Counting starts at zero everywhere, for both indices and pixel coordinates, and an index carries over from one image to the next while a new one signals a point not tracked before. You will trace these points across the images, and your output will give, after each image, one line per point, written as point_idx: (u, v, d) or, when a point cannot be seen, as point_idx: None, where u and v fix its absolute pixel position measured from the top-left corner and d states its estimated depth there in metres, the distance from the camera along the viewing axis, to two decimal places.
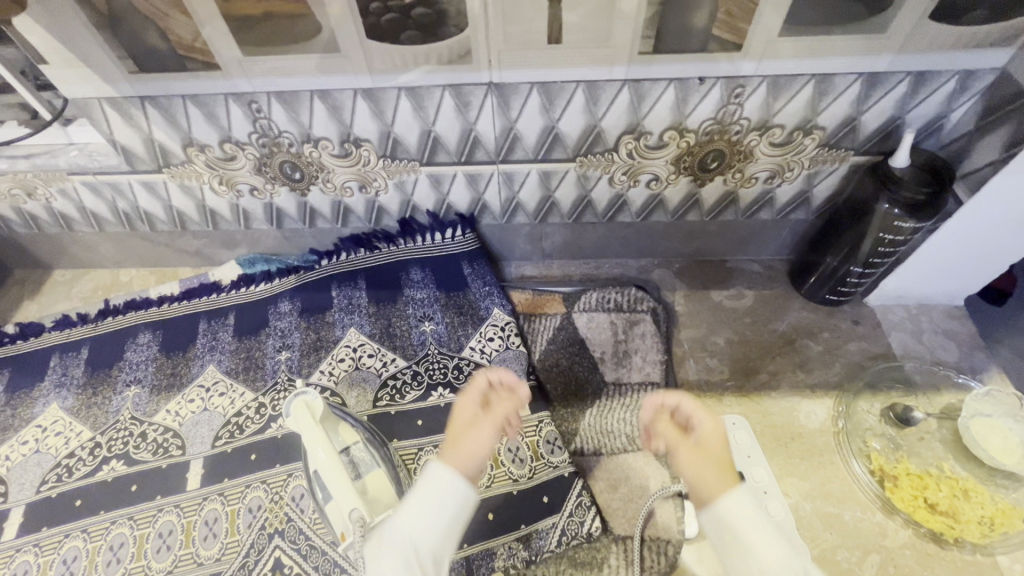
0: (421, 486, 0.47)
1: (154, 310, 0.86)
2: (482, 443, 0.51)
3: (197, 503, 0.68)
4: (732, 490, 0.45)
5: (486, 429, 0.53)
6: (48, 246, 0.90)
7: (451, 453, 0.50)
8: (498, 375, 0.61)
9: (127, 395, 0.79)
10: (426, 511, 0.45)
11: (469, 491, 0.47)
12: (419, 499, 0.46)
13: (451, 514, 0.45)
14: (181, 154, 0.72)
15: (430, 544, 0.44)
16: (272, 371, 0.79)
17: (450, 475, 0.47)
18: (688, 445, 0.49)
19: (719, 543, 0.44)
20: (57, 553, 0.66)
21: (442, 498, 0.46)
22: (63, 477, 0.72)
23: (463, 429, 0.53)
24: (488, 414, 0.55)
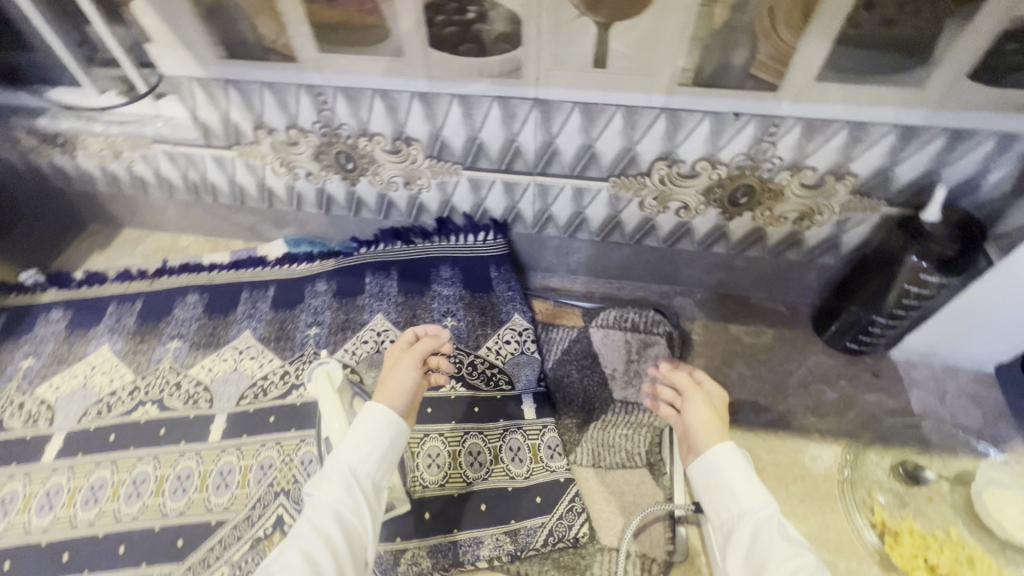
0: (355, 424, 0.58)
1: (205, 275, 0.94)
2: (401, 379, 0.63)
3: (216, 453, 0.73)
4: (723, 445, 0.57)
5: (406, 367, 0.64)
6: (122, 205, 1.00)
7: (380, 395, 0.61)
8: (423, 328, 0.71)
9: (169, 347, 0.86)
10: (361, 443, 0.56)
11: (401, 422, 0.59)
12: (355, 434, 0.57)
13: (387, 443, 0.57)
14: (251, 135, 0.80)
15: (368, 468, 0.55)
16: (301, 343, 0.84)
17: (380, 411, 0.58)
18: (700, 400, 0.62)
19: (699, 481, 0.58)
20: (87, 479, 0.72)
21: (376, 432, 0.57)
22: (103, 412, 0.79)
23: (386, 374, 0.65)
24: (405, 354, 0.66)
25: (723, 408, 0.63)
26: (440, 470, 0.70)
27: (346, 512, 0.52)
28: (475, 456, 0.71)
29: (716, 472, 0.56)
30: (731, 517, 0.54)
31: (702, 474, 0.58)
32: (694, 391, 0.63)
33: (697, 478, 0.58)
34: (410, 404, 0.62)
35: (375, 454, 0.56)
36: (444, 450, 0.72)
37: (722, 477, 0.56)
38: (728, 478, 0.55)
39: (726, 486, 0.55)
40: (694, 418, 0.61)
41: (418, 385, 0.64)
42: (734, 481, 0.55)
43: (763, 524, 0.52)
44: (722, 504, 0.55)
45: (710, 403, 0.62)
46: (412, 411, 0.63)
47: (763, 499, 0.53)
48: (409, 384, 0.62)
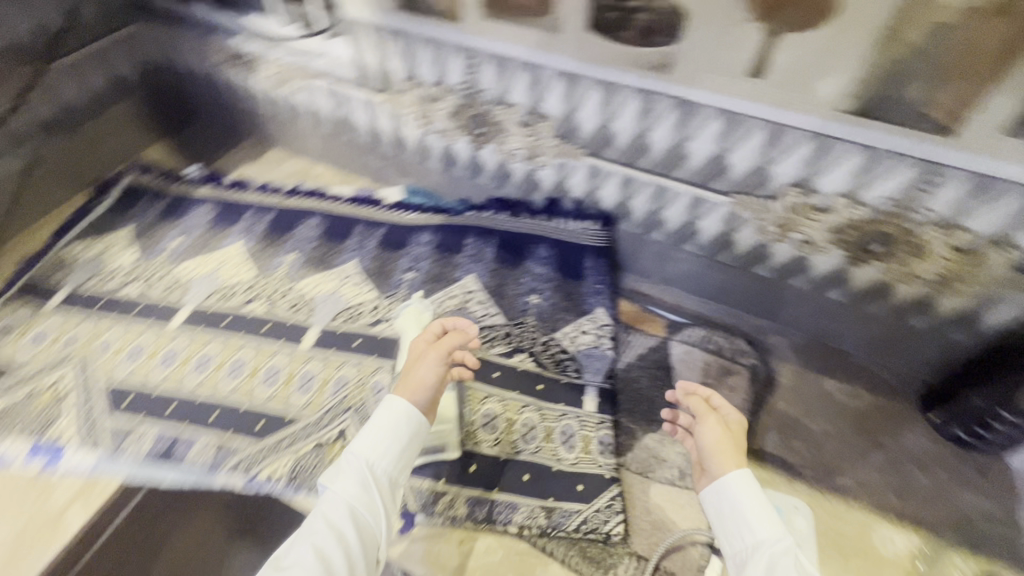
0: (376, 418, 0.63)
1: (330, 204, 1.04)
2: (423, 375, 0.65)
3: (304, 359, 0.81)
4: (736, 472, 0.60)
5: (430, 361, 0.66)
6: (277, 127, 1.11)
7: (403, 387, 0.65)
8: (453, 320, 0.72)
9: (287, 258, 0.96)
10: (382, 444, 0.61)
11: (420, 417, 0.63)
12: (379, 434, 0.62)
13: (405, 440, 0.62)
14: (402, 85, 0.86)
15: (385, 462, 0.60)
16: (396, 283, 0.90)
17: (404, 409, 0.63)
18: (716, 424, 0.64)
19: (714, 508, 0.61)
20: (200, 351, 0.83)
21: (395, 429, 0.62)
22: (224, 299, 0.90)
23: (411, 364, 0.67)
24: (431, 348, 0.68)
25: (740, 432, 0.65)
26: (494, 431, 0.73)
27: (361, 510, 0.57)
28: (529, 429, 0.73)
29: (731, 501, 0.59)
30: (745, 547, 0.56)
31: (715, 502, 0.60)
32: (708, 416, 0.65)
33: (711, 505, 0.61)
34: (432, 400, 0.65)
35: (393, 452, 0.61)
36: (501, 415, 0.74)
37: (737, 505, 0.58)
38: (744, 507, 0.58)
39: (740, 514, 0.58)
40: (708, 444, 0.63)
41: (439, 381, 0.66)
42: (750, 508, 0.58)
43: (776, 553, 0.54)
44: (737, 532, 0.57)
45: (725, 428, 0.65)
46: (435, 404, 0.66)
47: (776, 528, 0.56)
48: (430, 380, 0.65)
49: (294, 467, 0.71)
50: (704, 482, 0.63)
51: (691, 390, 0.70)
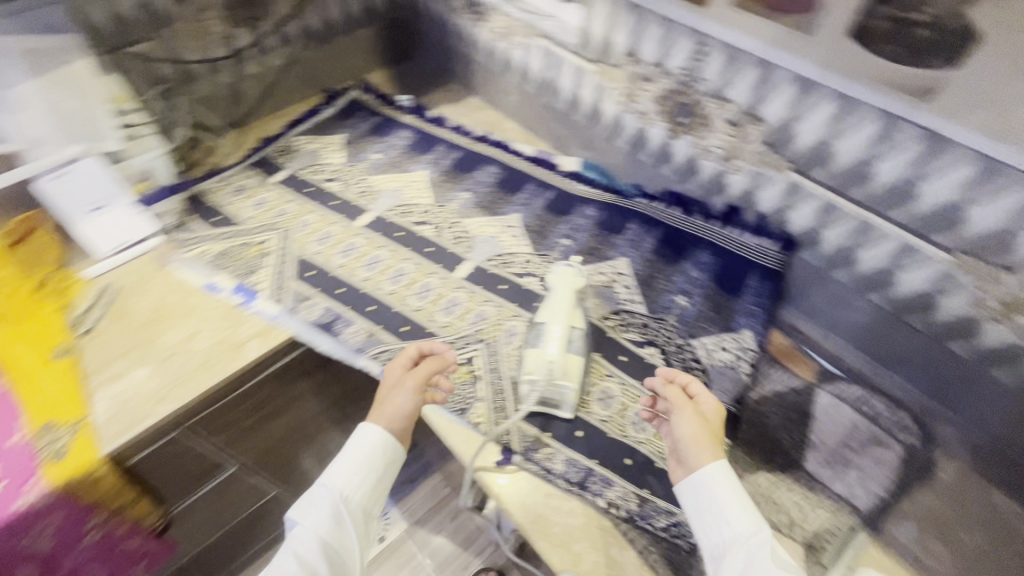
0: (348, 449, 0.67)
1: (510, 158, 1.10)
2: (401, 402, 0.69)
3: (454, 286, 0.88)
4: (715, 462, 0.60)
5: (406, 391, 0.69)
6: (483, 78, 1.19)
7: (379, 416, 0.69)
8: (429, 344, 0.75)
9: (461, 195, 1.03)
10: (353, 475, 0.65)
11: (396, 446, 0.68)
12: (348, 467, 0.66)
13: (380, 470, 0.67)
14: (619, 59, 0.87)
15: (358, 492, 0.65)
16: (551, 245, 0.93)
17: (378, 438, 0.67)
18: (692, 416, 0.64)
19: (688, 499, 0.60)
20: (373, 251, 0.94)
21: (367, 463, 0.66)
22: (401, 214, 1.00)
23: (389, 391, 0.70)
24: (409, 375, 0.71)
25: (717, 422, 0.65)
26: (608, 409, 0.73)
27: (331, 542, 0.62)
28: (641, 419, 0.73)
29: (708, 495, 0.59)
30: (722, 541, 0.57)
31: (690, 494, 0.60)
32: (685, 408, 0.65)
33: (687, 496, 0.60)
34: (407, 429, 0.70)
35: (366, 482, 0.66)
36: (619, 397, 0.75)
37: (714, 497, 0.58)
38: (720, 499, 0.58)
39: (717, 507, 0.58)
40: (684, 434, 0.63)
41: (417, 408, 0.70)
42: (726, 500, 0.58)
43: (754, 546, 0.55)
44: (713, 526, 0.58)
45: (700, 417, 0.64)
46: (411, 428, 0.71)
47: (754, 518, 0.57)
48: (408, 410, 0.68)
49: None
50: (680, 472, 0.63)
51: (670, 379, 0.69)
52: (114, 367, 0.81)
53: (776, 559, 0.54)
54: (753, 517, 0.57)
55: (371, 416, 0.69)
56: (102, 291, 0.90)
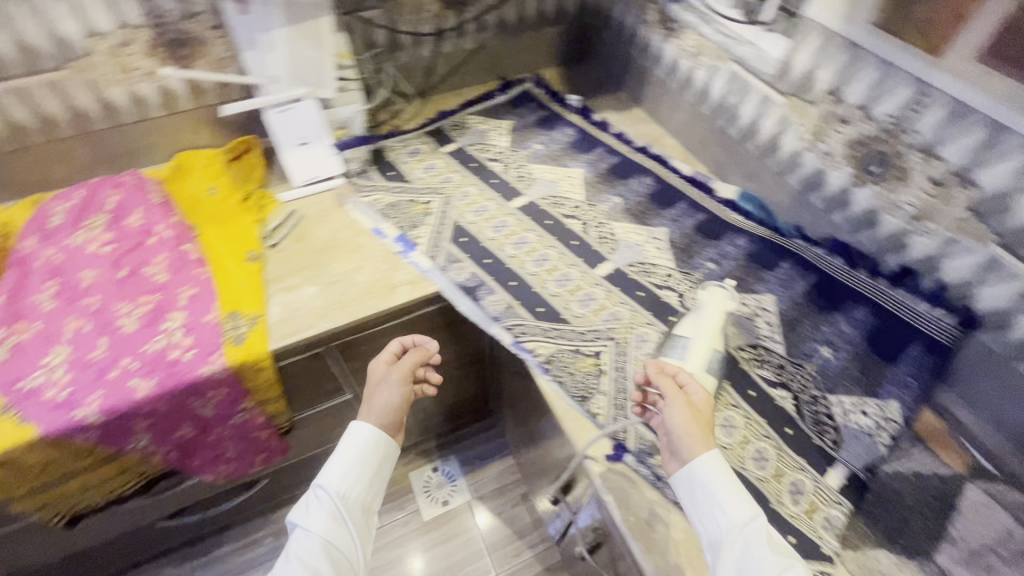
0: (340, 450, 0.75)
1: (667, 173, 1.10)
2: (388, 393, 0.79)
3: (593, 282, 0.91)
4: (706, 452, 0.61)
5: (391, 384, 0.80)
6: (654, 91, 1.21)
7: (368, 412, 0.78)
8: (407, 340, 0.86)
9: (612, 199, 1.05)
10: (345, 474, 0.73)
11: (386, 444, 0.76)
12: (340, 468, 0.73)
13: (373, 468, 0.75)
14: (817, 96, 0.85)
15: (354, 490, 0.73)
16: (695, 265, 0.93)
17: (369, 438, 0.75)
18: (682, 407, 0.63)
19: (683, 491, 0.61)
20: (523, 232, 0.99)
21: (359, 463, 0.74)
22: (553, 204, 1.04)
23: (376, 386, 0.81)
24: (393, 370, 0.81)
25: (707, 410, 0.65)
26: (729, 437, 0.73)
27: (333, 534, 0.69)
28: (762, 457, 0.71)
29: (702, 485, 0.60)
30: (719, 531, 0.58)
31: (683, 483, 0.61)
32: (676, 398, 0.64)
33: (681, 486, 0.61)
34: (396, 419, 0.79)
35: (360, 480, 0.73)
36: (742, 429, 0.73)
37: (710, 487, 0.59)
38: (716, 490, 0.59)
39: (711, 497, 0.59)
40: (674, 425, 0.63)
41: (403, 399, 0.80)
42: (722, 488, 0.59)
43: (750, 535, 0.56)
44: (710, 518, 0.59)
45: (689, 408, 0.64)
46: (401, 421, 0.80)
47: (751, 507, 0.58)
48: (394, 401, 0.78)
49: (552, 354, 0.81)
50: (675, 464, 0.62)
51: (660, 369, 0.68)
52: (289, 280, 0.93)
53: (772, 548, 0.54)
54: (747, 505, 0.58)
55: (360, 416, 0.78)
56: (290, 215, 1.02)
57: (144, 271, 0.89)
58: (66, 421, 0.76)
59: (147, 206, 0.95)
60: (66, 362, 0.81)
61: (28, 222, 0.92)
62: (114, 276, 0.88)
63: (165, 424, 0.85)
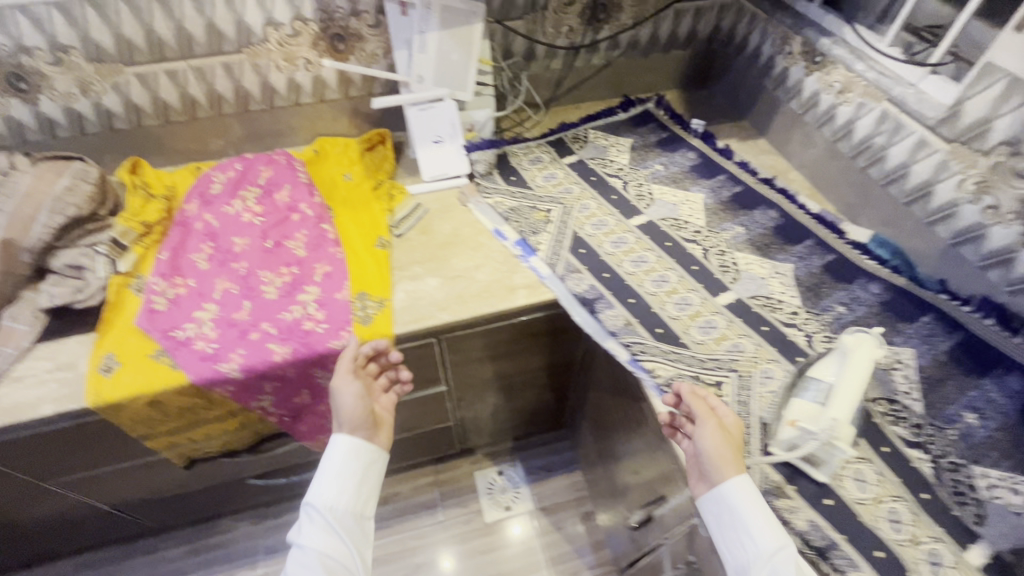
0: (323, 465, 0.75)
1: (793, 208, 1.07)
2: (346, 399, 0.78)
3: (713, 310, 0.89)
4: (739, 475, 0.65)
5: (344, 390, 0.78)
6: (784, 124, 1.18)
7: (340, 425, 0.78)
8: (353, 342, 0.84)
9: (735, 227, 1.03)
10: (331, 485, 0.73)
11: (368, 450, 0.76)
12: (325, 480, 0.74)
13: (360, 476, 0.75)
14: (988, 146, 0.80)
15: (342, 501, 0.73)
16: (823, 307, 0.89)
17: (348, 447, 0.75)
18: (716, 429, 0.68)
19: (711, 515, 0.65)
20: (642, 250, 0.99)
21: (341, 473, 0.74)
22: (674, 226, 1.03)
23: (334, 398, 0.79)
24: (342, 376, 0.79)
25: (737, 432, 0.69)
26: (860, 491, 0.69)
27: (329, 547, 0.70)
28: (895, 519, 0.67)
29: (730, 510, 0.63)
30: (747, 555, 0.61)
31: (711, 508, 0.65)
32: (709, 421, 0.68)
33: (710, 511, 0.64)
34: (367, 412, 0.77)
35: (347, 490, 0.74)
36: (874, 484, 0.69)
37: (738, 513, 0.63)
38: (744, 516, 0.63)
39: (741, 523, 0.63)
40: (706, 449, 0.67)
41: (365, 398, 0.79)
42: (750, 515, 0.63)
43: (779, 561, 0.60)
44: (738, 543, 0.62)
45: (721, 431, 0.68)
46: (375, 419, 0.79)
47: (779, 536, 0.62)
48: (350, 401, 0.77)
49: (672, 378, 0.80)
50: (703, 486, 0.67)
51: (692, 392, 0.72)
52: (413, 270, 0.97)
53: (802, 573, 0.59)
54: (776, 533, 0.62)
55: (336, 432, 0.77)
56: (417, 207, 1.06)
57: (287, 244, 0.96)
58: (213, 372, 0.83)
59: (295, 183, 1.02)
60: (214, 319, 0.87)
61: (191, 186, 1.01)
62: (262, 246, 0.95)
63: (288, 388, 0.91)
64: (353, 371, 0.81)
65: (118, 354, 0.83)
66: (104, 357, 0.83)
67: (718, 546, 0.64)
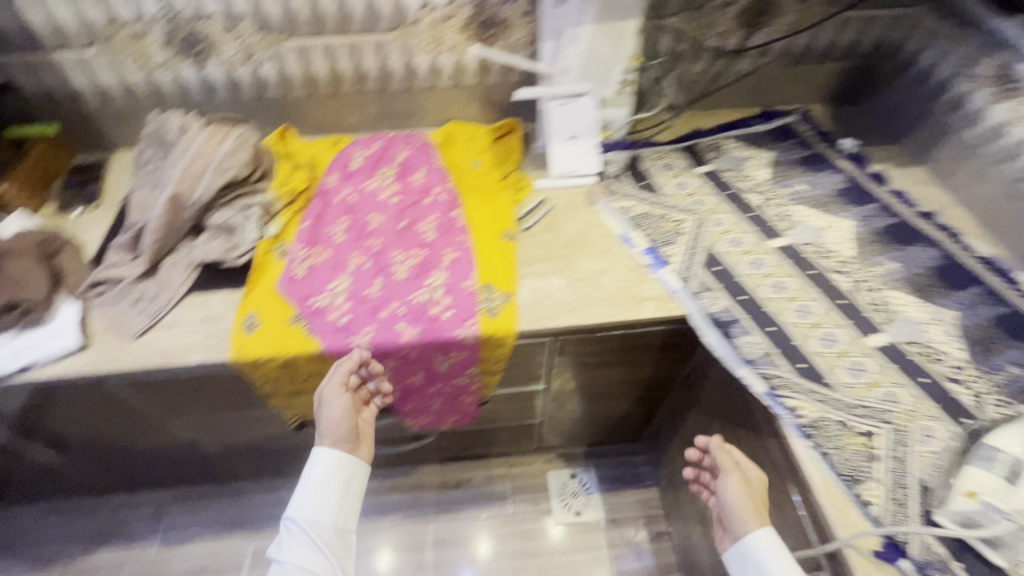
0: (304, 479, 0.77)
1: (958, 249, 0.96)
2: (332, 411, 0.80)
3: (862, 351, 0.82)
4: (760, 529, 0.71)
5: (331, 402, 0.80)
6: (953, 155, 1.06)
7: (323, 438, 0.80)
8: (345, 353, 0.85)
9: (889, 263, 0.94)
10: (312, 499, 0.75)
11: (350, 463, 0.78)
12: (306, 494, 0.76)
13: (341, 489, 0.77)
14: None
15: (323, 514, 0.75)
16: (994, 365, 0.80)
17: (330, 458, 0.77)
18: (738, 481, 0.75)
19: (737, 562, 0.72)
20: (781, 274, 0.92)
21: (320, 486, 0.76)
22: (817, 253, 0.95)
23: (319, 410, 0.81)
24: (326, 388, 0.81)
25: (761, 487, 0.76)
26: None
27: (310, 562, 0.71)
28: None
29: (754, 560, 0.70)
30: None
31: (738, 561, 0.72)
32: (732, 475, 0.75)
33: (734, 563, 0.72)
34: (351, 426, 0.80)
35: (330, 502, 0.76)
36: None
37: (763, 566, 0.69)
38: (768, 567, 0.69)
39: (762, 573, 0.69)
40: (728, 501, 0.74)
41: (348, 409, 0.80)
42: (775, 568, 0.68)
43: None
44: None
45: (743, 483, 0.75)
46: (357, 432, 0.81)
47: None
48: (335, 416, 0.79)
49: (819, 419, 0.75)
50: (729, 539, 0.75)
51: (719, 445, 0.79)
52: (537, 266, 0.96)
53: None
54: None
55: (317, 446, 0.80)
56: (541, 202, 1.05)
57: (418, 227, 0.97)
58: (345, 344, 0.85)
59: (429, 168, 1.04)
60: (347, 292, 0.90)
61: (332, 160, 1.05)
62: (395, 226, 0.96)
63: (406, 369, 0.92)
64: (344, 384, 0.82)
65: (260, 314, 0.87)
66: (247, 316, 0.87)
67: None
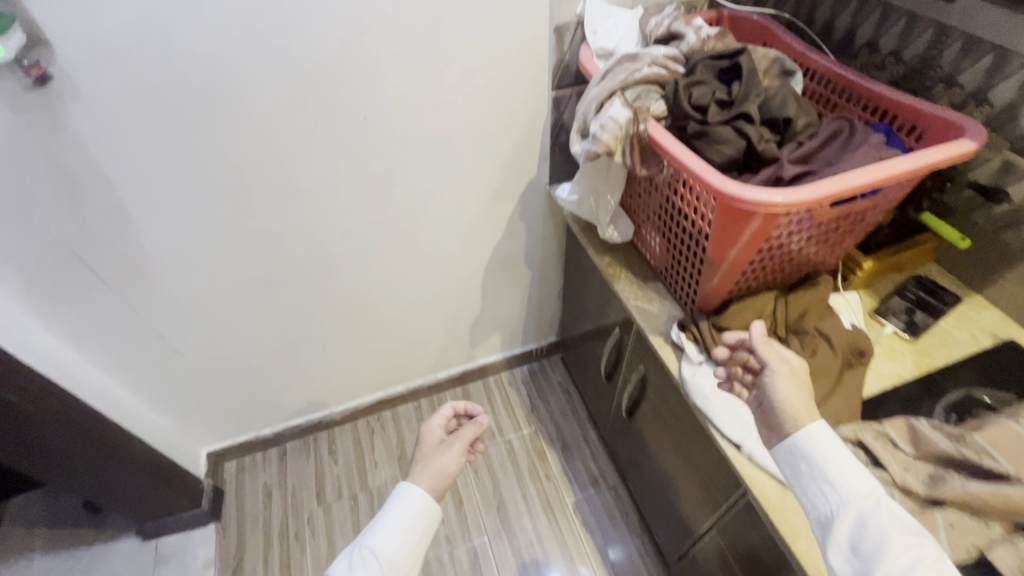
0: (391, 513, 0.76)
1: None
2: (448, 460, 0.84)
3: None
4: (814, 423, 0.61)
5: (449, 449, 0.85)
6: None
7: (423, 480, 0.80)
8: (470, 407, 0.94)
9: None
10: (393, 537, 0.72)
11: (436, 513, 0.77)
12: (388, 528, 0.73)
13: (419, 534, 0.75)
14: None
15: (401, 555, 0.72)
16: None
17: (431, 504, 0.77)
18: (790, 378, 0.65)
19: (793, 460, 0.61)
20: None
21: (405, 524, 0.74)
22: None
23: (437, 451, 0.85)
24: (457, 438, 0.87)
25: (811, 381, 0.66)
26: None
27: None
28: None
29: (802, 449, 0.60)
30: (834, 501, 0.57)
31: (785, 459, 0.62)
32: (780, 370, 0.65)
33: (782, 460, 0.62)
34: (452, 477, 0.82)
35: (406, 547, 0.73)
36: None
37: (816, 458, 0.59)
38: (821, 458, 0.59)
39: (814, 465, 0.59)
40: (780, 402, 0.63)
41: (459, 464, 0.84)
42: (828, 452, 0.59)
43: (865, 507, 0.55)
44: (824, 497, 0.58)
45: (794, 377, 0.65)
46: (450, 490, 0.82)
47: (867, 481, 0.57)
48: (450, 467, 0.83)
49: None
50: (775, 436, 0.64)
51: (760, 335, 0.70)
52: None
53: (915, 529, 0.53)
54: (860, 476, 0.57)
55: (411, 484, 0.79)
56: None
57: None
58: None
59: None
60: None
61: None
62: None
63: None
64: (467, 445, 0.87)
65: None
66: None
67: (795, 492, 0.61)
